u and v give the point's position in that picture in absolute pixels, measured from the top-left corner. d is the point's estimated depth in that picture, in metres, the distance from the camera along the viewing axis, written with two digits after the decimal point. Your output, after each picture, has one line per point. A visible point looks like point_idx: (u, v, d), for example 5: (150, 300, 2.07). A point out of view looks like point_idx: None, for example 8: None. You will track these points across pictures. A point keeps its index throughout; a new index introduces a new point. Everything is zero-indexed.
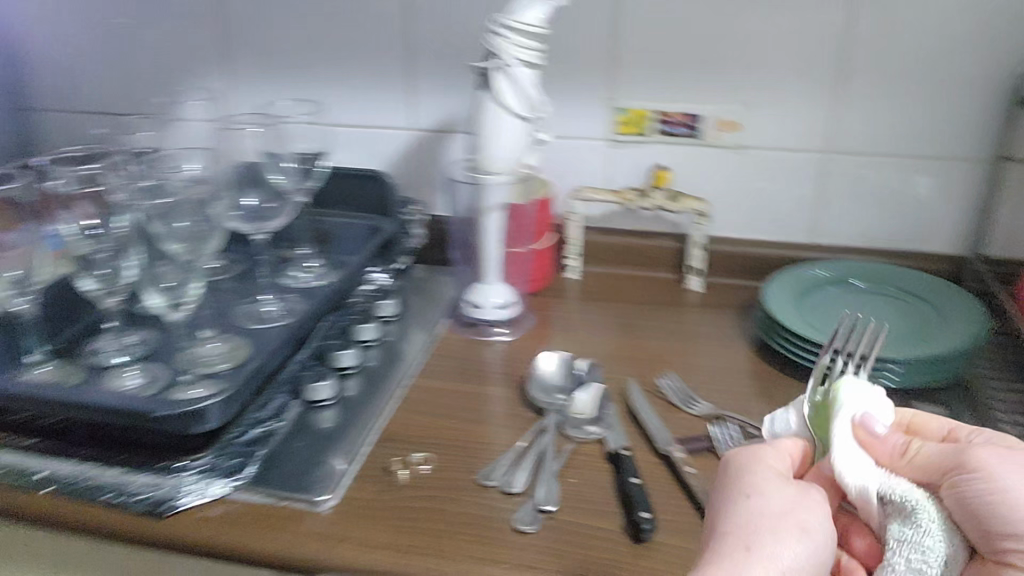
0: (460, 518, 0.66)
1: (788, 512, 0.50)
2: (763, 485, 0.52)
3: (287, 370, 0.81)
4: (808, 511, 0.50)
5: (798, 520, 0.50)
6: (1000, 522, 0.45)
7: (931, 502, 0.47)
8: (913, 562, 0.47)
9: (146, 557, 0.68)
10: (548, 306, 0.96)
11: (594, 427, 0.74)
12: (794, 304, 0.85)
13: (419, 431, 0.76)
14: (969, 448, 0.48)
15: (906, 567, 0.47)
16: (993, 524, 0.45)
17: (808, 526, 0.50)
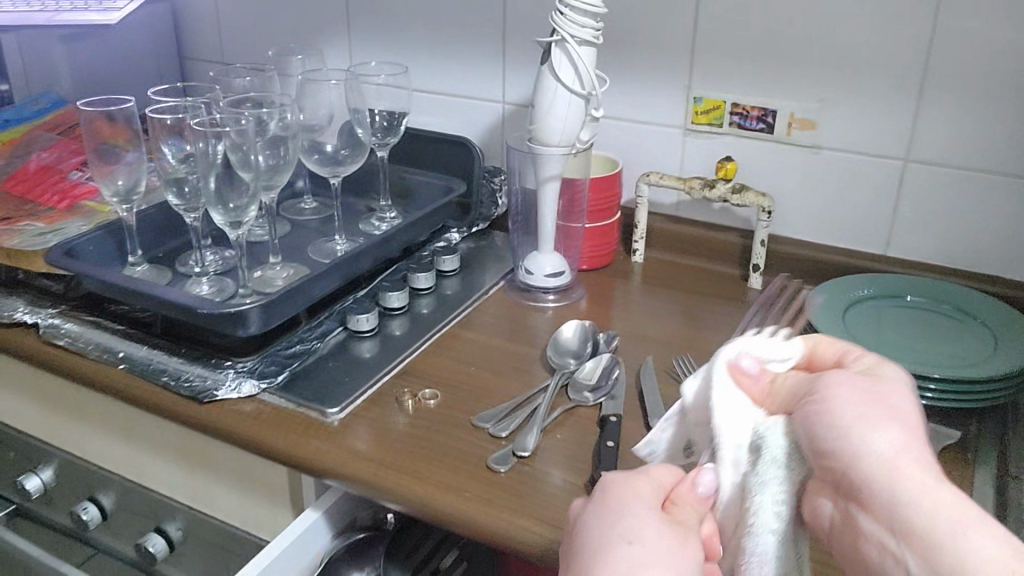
0: (444, 449, 0.72)
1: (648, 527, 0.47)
2: (626, 503, 0.49)
3: (341, 302, 0.90)
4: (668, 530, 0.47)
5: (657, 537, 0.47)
6: (859, 493, 0.40)
7: (783, 428, 0.47)
8: (769, 504, 0.46)
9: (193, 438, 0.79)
10: (605, 284, 0.99)
11: (592, 394, 0.77)
12: (837, 314, 0.84)
13: (439, 371, 0.82)
14: (825, 374, 0.47)
15: (763, 507, 0.46)
16: (842, 477, 0.41)
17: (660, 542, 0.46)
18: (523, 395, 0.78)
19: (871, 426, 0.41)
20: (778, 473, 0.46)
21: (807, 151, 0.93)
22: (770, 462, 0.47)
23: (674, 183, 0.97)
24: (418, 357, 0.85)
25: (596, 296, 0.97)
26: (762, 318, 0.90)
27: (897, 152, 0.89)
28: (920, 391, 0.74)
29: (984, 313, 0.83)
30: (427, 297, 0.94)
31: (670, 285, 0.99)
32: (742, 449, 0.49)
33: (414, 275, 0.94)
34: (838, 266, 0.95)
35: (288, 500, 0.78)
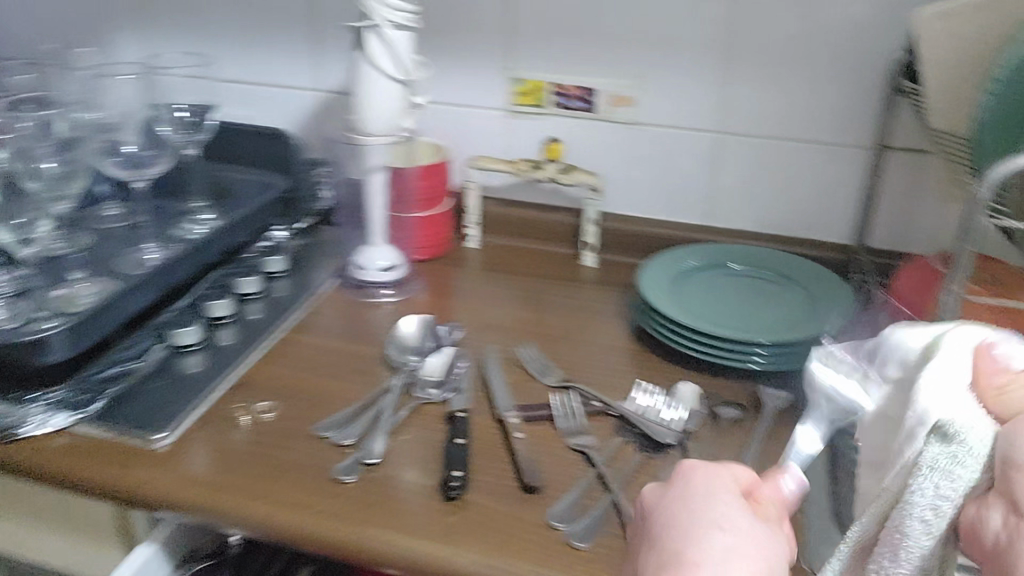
0: (286, 465, 0.68)
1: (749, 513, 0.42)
2: (715, 488, 0.43)
3: (161, 316, 0.83)
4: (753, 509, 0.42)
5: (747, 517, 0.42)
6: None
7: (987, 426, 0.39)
8: (935, 489, 0.38)
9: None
10: (443, 272, 0.98)
11: (437, 390, 0.75)
12: (670, 288, 0.86)
13: (274, 381, 0.78)
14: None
15: (928, 491, 0.38)
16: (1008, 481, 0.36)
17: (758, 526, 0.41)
18: (366, 398, 0.75)
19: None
20: (937, 477, 0.39)
21: (625, 128, 0.95)
22: (955, 447, 0.38)
23: (503, 165, 0.96)
24: (250, 367, 0.80)
25: (433, 286, 0.95)
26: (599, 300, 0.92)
27: (713, 125, 0.93)
28: (750, 359, 0.78)
29: (801, 275, 0.87)
30: (256, 302, 0.89)
31: (507, 269, 0.99)
32: (926, 423, 0.41)
33: (239, 281, 0.88)
34: (666, 238, 0.98)
35: (116, 538, 0.71)
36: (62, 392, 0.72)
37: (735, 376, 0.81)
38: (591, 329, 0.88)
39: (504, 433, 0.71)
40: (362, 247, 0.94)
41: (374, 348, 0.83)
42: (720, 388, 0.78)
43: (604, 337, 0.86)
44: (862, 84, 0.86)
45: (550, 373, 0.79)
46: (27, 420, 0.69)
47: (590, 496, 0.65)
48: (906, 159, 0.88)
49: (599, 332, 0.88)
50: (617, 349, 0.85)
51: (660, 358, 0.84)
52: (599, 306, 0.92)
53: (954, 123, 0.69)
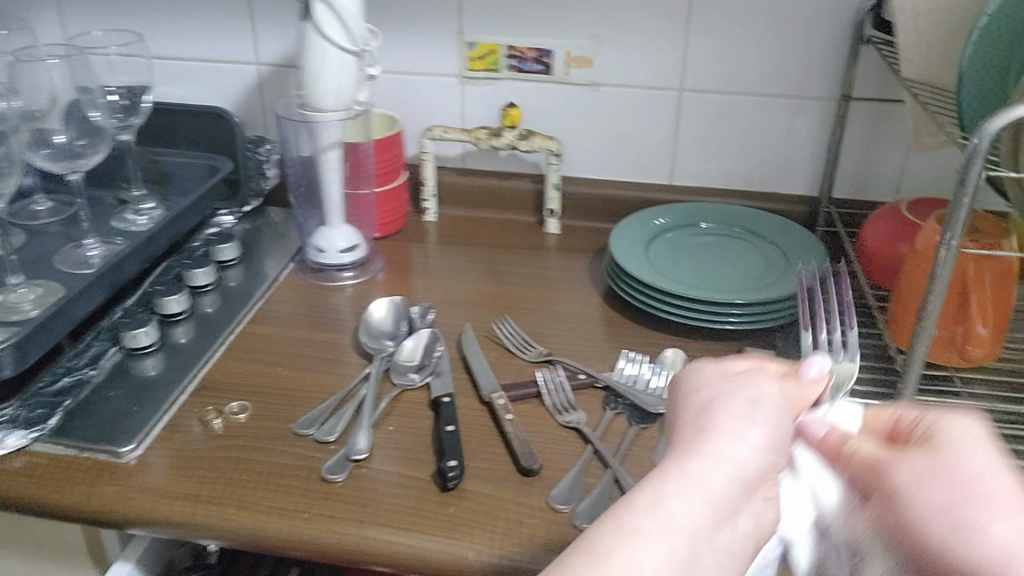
0: (267, 467, 0.64)
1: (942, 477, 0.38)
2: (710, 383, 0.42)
3: (109, 317, 0.78)
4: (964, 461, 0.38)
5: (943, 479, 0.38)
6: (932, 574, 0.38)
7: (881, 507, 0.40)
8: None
9: None
10: (402, 250, 0.94)
11: (417, 374, 0.72)
12: (640, 251, 0.84)
13: (241, 378, 0.73)
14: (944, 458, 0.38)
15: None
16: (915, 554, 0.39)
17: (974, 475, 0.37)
18: (345, 388, 0.72)
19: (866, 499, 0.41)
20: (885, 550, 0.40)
21: (587, 90, 0.93)
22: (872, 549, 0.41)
23: (460, 134, 0.93)
24: (214, 366, 0.75)
25: (395, 264, 0.92)
26: (564, 269, 0.91)
27: (672, 83, 0.91)
28: (729, 318, 0.77)
29: (769, 231, 0.87)
30: (210, 294, 0.84)
31: (468, 242, 0.96)
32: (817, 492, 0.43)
33: (189, 273, 0.83)
34: (629, 200, 0.96)
35: (87, 557, 0.67)
36: (14, 408, 0.67)
37: (714, 337, 0.79)
38: (563, 299, 0.86)
39: (493, 416, 0.68)
40: (316, 227, 0.89)
41: (345, 334, 0.80)
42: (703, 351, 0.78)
43: (577, 307, 0.84)
44: (821, 35, 0.86)
45: (531, 348, 0.77)
46: None
47: (591, 472, 0.63)
48: (865, 108, 0.88)
49: (571, 301, 0.86)
50: (593, 316, 0.83)
51: (638, 322, 0.82)
52: (569, 274, 0.90)
53: (928, 69, 0.69)
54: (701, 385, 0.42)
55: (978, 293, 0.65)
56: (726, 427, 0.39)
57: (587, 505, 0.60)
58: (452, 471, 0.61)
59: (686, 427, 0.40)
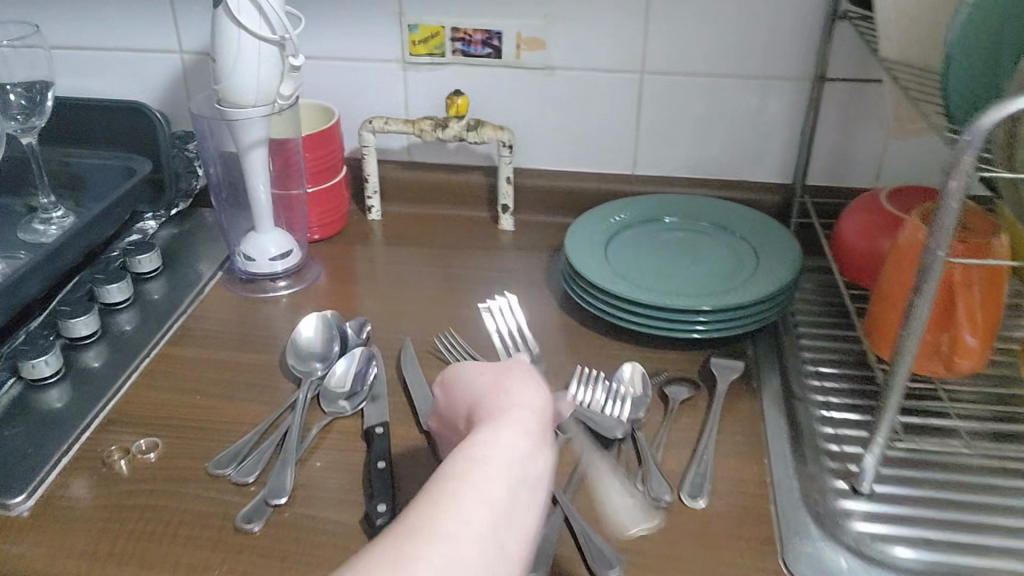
0: (176, 515, 0.57)
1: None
2: (511, 384, 0.51)
3: (9, 344, 0.70)
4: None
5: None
6: None
7: None
8: None
9: None
10: (343, 254, 0.86)
11: (348, 401, 0.65)
12: (599, 251, 0.77)
13: (155, 408, 0.66)
14: None
15: None
16: None
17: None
18: (270, 417, 0.64)
19: None
20: None
21: (540, 74, 0.85)
22: None
23: (403, 126, 0.85)
24: (126, 395, 0.67)
25: (335, 269, 0.84)
26: (519, 270, 0.84)
27: (632, 64, 0.83)
28: (694, 326, 0.70)
29: (738, 225, 0.80)
30: (127, 311, 0.76)
31: (416, 242, 0.88)
32: None
33: (102, 289, 0.75)
34: (588, 193, 0.89)
35: None
36: None
37: (679, 346, 0.73)
38: (515, 305, 0.79)
39: (432, 447, 0.61)
40: (245, 233, 0.81)
41: (275, 354, 0.72)
42: (667, 362, 0.71)
43: (530, 314, 0.77)
44: (791, 9, 0.78)
45: None
46: None
47: None
48: (841, 89, 0.81)
49: (525, 307, 0.79)
50: (549, 324, 0.76)
51: (597, 330, 0.75)
52: (525, 276, 0.83)
53: (909, 46, 0.62)
54: (455, 377, 0.55)
55: (966, 299, 0.59)
56: (500, 420, 0.47)
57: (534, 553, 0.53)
58: (381, 518, 0.54)
59: (462, 404, 0.53)
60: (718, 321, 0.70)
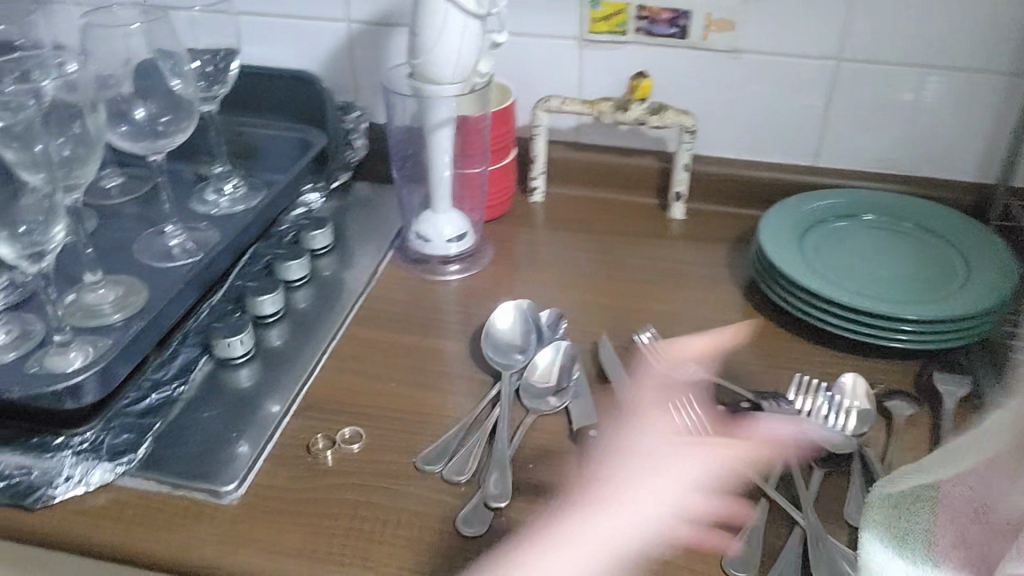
0: (389, 513, 0.55)
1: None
2: None
3: (195, 318, 0.69)
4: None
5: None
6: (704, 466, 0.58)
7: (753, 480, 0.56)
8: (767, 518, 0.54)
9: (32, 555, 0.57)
10: (508, 236, 0.83)
11: (557, 399, 0.63)
12: (795, 245, 0.74)
13: (350, 395, 0.64)
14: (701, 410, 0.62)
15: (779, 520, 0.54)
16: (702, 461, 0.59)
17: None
18: (472, 413, 0.62)
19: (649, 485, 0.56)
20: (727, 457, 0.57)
21: (727, 56, 0.81)
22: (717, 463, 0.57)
23: (581, 107, 0.82)
24: (316, 381, 0.66)
25: (506, 254, 0.81)
26: (697, 262, 0.80)
27: (830, 49, 0.78)
28: (898, 337, 0.66)
29: (944, 227, 0.75)
30: (303, 289, 0.75)
31: (584, 228, 0.85)
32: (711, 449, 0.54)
33: (283, 266, 0.73)
34: (768, 184, 0.84)
35: None
36: (95, 433, 0.59)
37: (882, 356, 0.69)
38: (699, 300, 0.76)
39: (650, 455, 0.58)
40: (420, 212, 0.79)
41: (460, 343, 0.70)
42: (876, 374, 0.67)
43: (717, 311, 0.74)
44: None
45: (680, 364, 0.66)
46: (61, 477, 0.55)
47: (772, 531, 0.53)
48: None
49: (710, 302, 0.75)
50: (740, 324, 0.73)
51: (793, 334, 0.72)
52: (704, 269, 0.79)
53: None
54: None
55: None
56: None
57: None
58: None
59: None
60: (924, 331, 0.65)
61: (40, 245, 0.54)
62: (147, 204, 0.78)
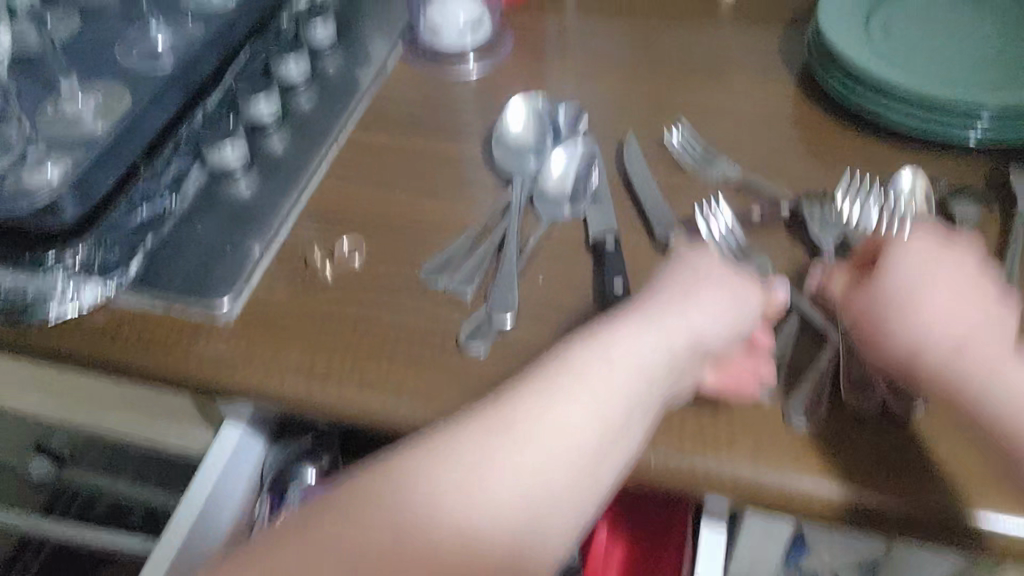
0: (392, 331, 0.52)
1: (626, 318, 0.43)
2: None
3: (190, 125, 0.64)
4: (658, 357, 0.41)
5: (714, 289, 0.44)
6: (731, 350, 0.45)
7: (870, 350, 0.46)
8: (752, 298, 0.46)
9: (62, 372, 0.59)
10: (533, 24, 0.75)
11: (572, 206, 0.58)
12: (856, 25, 0.65)
13: (354, 203, 0.60)
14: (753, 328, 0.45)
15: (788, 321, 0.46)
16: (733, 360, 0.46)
17: (654, 403, 0.41)
18: (482, 220, 0.57)
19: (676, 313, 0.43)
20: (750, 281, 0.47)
21: None
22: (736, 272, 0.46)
23: None
24: (317, 193, 0.61)
25: (530, 43, 0.73)
26: (745, 46, 0.71)
27: None
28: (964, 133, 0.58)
29: None
30: (306, 89, 0.69)
31: (618, 10, 0.76)
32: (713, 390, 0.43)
33: (279, 66, 0.67)
34: None
35: (198, 416, 0.60)
36: (84, 247, 0.56)
37: (948, 152, 0.60)
38: (744, 89, 0.67)
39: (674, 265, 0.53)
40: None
41: (472, 144, 0.64)
42: (942, 170, 0.59)
43: (764, 103, 0.66)
44: None
45: (714, 166, 0.60)
46: (54, 295, 0.54)
47: (805, 349, 0.49)
48: None
49: (757, 92, 0.67)
50: (789, 117, 0.65)
51: (849, 127, 0.63)
52: (751, 53, 0.70)
53: None
54: None
55: None
56: None
57: (804, 403, 0.45)
58: None
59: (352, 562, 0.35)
60: (999, 129, 0.58)
61: None
62: None
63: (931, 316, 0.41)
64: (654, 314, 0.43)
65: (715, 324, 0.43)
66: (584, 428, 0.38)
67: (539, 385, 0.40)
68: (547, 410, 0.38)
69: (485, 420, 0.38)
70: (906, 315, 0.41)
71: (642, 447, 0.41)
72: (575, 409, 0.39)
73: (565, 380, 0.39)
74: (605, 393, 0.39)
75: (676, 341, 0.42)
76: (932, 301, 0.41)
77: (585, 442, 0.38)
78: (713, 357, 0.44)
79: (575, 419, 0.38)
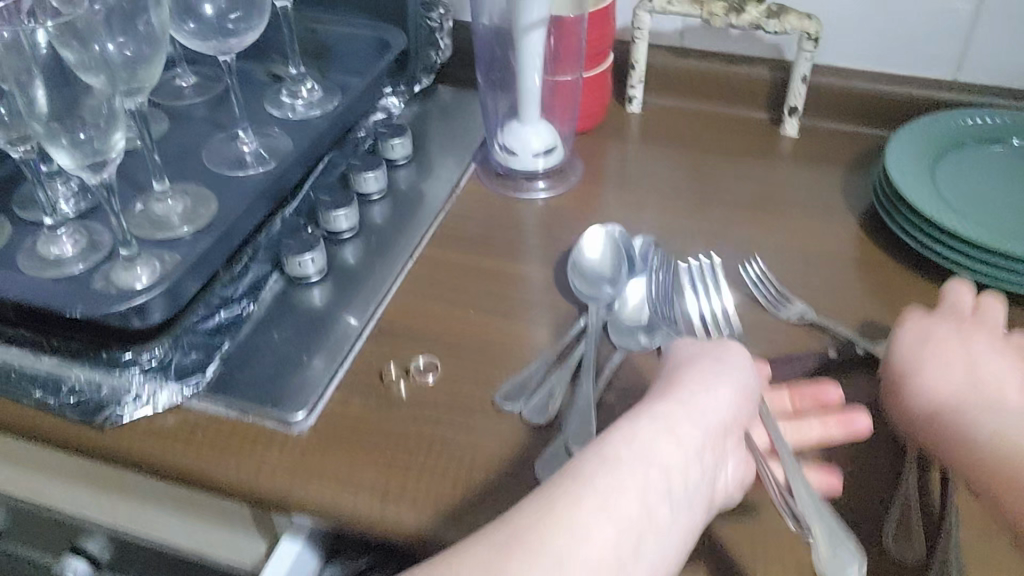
0: (467, 454, 0.51)
1: (627, 418, 0.40)
2: None
3: (268, 231, 0.65)
4: (669, 442, 0.38)
5: (701, 376, 0.43)
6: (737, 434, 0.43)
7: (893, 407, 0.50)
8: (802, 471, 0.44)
9: (113, 470, 0.59)
10: (601, 149, 0.77)
11: (647, 336, 0.58)
12: (924, 168, 0.66)
13: (428, 320, 0.61)
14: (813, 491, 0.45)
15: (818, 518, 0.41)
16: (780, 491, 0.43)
17: (676, 498, 0.37)
18: (557, 345, 0.58)
19: (667, 398, 0.41)
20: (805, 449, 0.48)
21: None
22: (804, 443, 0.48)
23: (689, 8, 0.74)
24: (391, 305, 0.62)
25: (600, 170, 0.75)
26: (809, 184, 0.73)
27: None
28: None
29: None
30: (381, 202, 0.71)
31: (681, 141, 0.78)
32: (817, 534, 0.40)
33: (358, 177, 0.69)
34: (893, 99, 0.76)
35: (251, 524, 0.58)
36: (162, 349, 0.57)
37: (1017, 303, 0.61)
38: (809, 227, 0.69)
39: None
40: (507, 123, 0.75)
41: (544, 268, 0.65)
42: (1016, 323, 0.59)
43: (829, 242, 0.67)
44: None
45: (788, 303, 0.60)
46: (129, 396, 0.54)
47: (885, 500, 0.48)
48: None
49: (821, 230, 0.68)
50: (856, 257, 0.66)
51: (918, 273, 0.64)
52: (815, 191, 0.72)
53: None
54: None
55: None
56: None
57: (894, 524, 0.46)
58: None
59: None
60: None
61: (101, 152, 0.52)
62: (220, 104, 0.74)
63: (932, 377, 0.49)
64: (655, 408, 0.40)
65: (717, 406, 0.41)
66: (605, 531, 0.34)
67: (545, 492, 0.35)
68: (574, 512, 0.34)
69: (491, 538, 0.34)
70: (926, 381, 0.49)
71: (677, 550, 0.37)
72: (597, 512, 0.34)
73: (573, 483, 0.36)
74: (617, 492, 0.35)
75: (679, 432, 0.39)
76: (943, 368, 0.49)
77: (608, 547, 0.34)
78: (725, 432, 0.41)
79: (594, 522, 0.34)
